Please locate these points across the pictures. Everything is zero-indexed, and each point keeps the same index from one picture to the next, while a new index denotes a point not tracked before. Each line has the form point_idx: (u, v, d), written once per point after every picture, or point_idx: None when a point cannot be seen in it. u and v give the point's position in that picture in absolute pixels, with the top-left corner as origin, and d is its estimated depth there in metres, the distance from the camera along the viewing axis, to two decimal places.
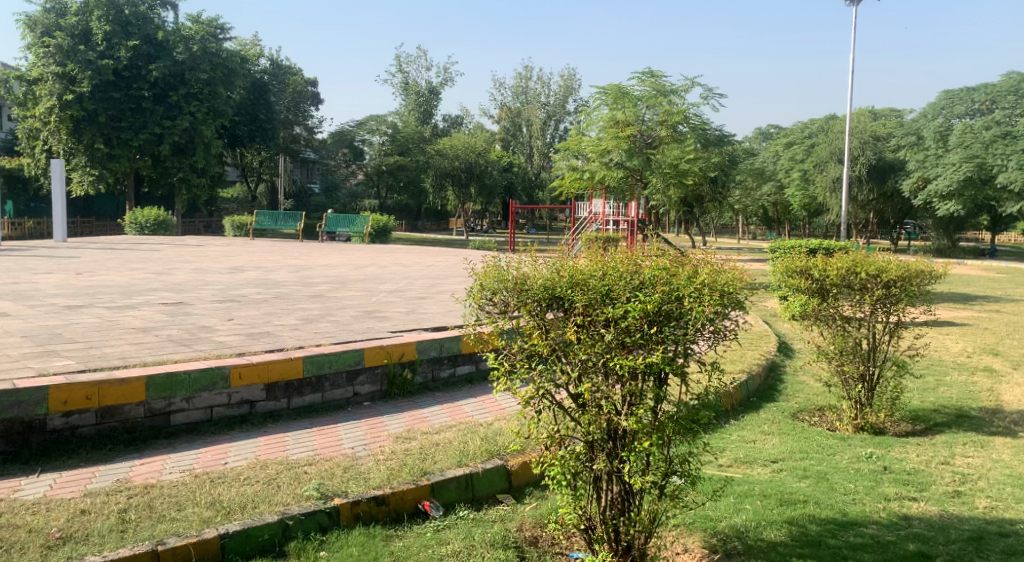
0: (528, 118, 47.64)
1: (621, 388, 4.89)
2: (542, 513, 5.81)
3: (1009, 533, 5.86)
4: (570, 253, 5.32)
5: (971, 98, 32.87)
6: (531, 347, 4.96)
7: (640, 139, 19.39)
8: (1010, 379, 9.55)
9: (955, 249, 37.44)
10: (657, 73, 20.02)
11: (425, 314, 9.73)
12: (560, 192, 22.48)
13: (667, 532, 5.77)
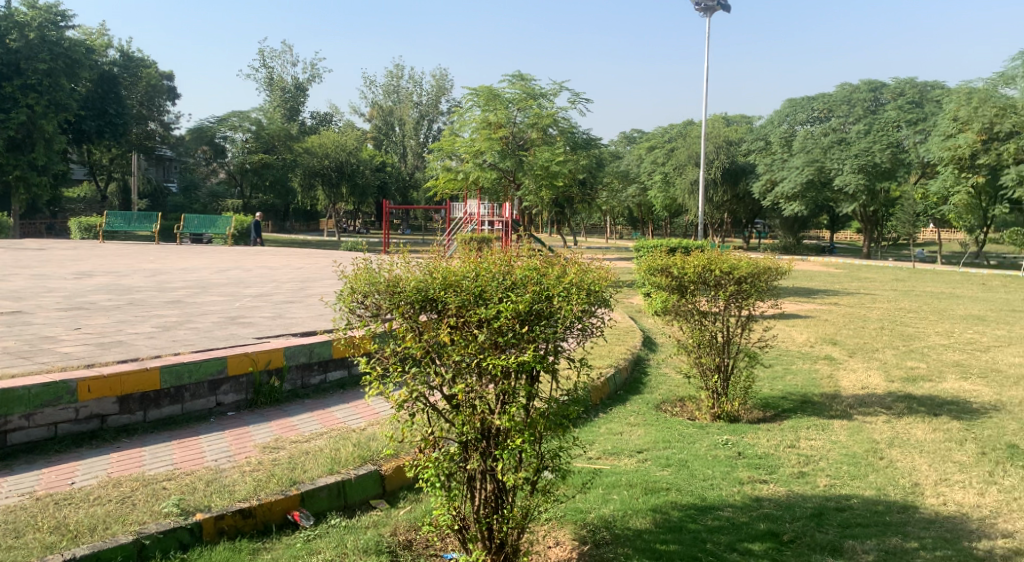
0: (399, 118, 47.57)
1: (494, 388, 5.07)
2: (417, 516, 6.00)
3: (845, 507, 6.43)
4: (444, 253, 5.51)
5: (811, 107, 35.56)
6: (405, 350, 5.10)
7: (512, 141, 19.82)
8: (847, 365, 10.40)
9: (800, 247, 39.79)
10: (526, 76, 20.37)
11: (292, 320, 9.76)
12: (434, 193, 22.45)
13: (540, 527, 6.03)
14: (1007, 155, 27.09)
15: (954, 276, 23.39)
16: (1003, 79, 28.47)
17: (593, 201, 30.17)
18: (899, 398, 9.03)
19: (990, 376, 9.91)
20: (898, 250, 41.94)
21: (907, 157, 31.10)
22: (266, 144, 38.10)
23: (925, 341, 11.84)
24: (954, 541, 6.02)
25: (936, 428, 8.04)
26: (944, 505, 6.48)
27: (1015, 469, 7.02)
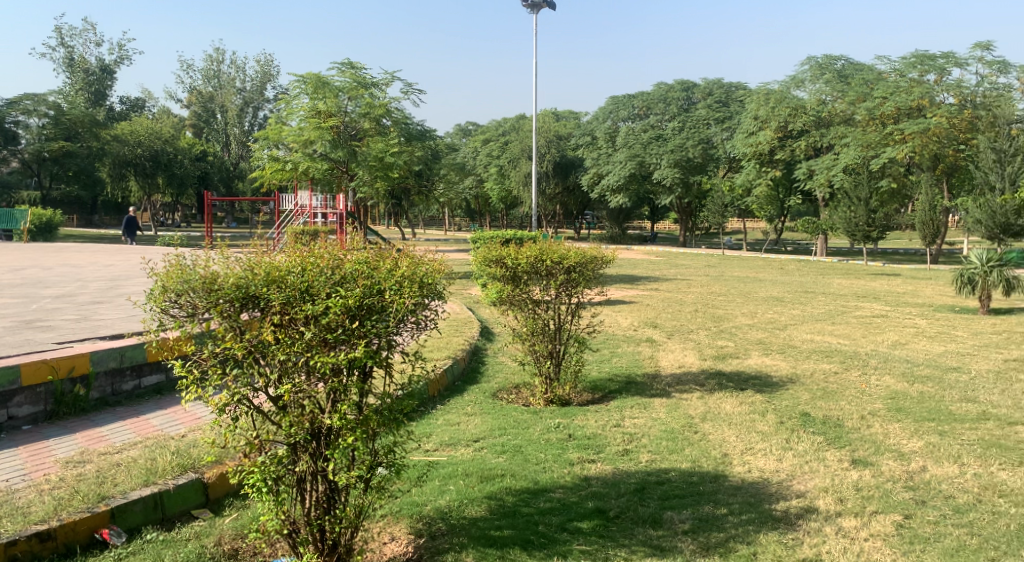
0: (221, 104, 45.29)
1: (324, 386, 4.94)
2: (243, 523, 5.97)
3: (664, 481, 6.88)
4: (267, 249, 5.32)
5: (631, 105, 37.01)
6: (225, 351, 4.92)
7: (344, 131, 19.56)
8: (666, 347, 11.07)
9: (625, 237, 41.49)
10: (356, 65, 20.22)
11: (99, 322, 9.42)
12: (261, 183, 22.01)
13: (375, 524, 6.06)
14: (800, 151, 29.80)
15: (755, 261, 25.17)
16: (796, 81, 30.48)
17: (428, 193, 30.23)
18: (710, 375, 9.75)
19: (788, 351, 10.85)
20: (711, 238, 44.56)
21: (715, 152, 33.64)
22: (66, 130, 34.55)
23: (733, 322, 12.76)
24: (758, 504, 6.54)
25: (742, 401, 8.74)
26: (750, 472, 7.06)
27: (808, 435, 7.75)
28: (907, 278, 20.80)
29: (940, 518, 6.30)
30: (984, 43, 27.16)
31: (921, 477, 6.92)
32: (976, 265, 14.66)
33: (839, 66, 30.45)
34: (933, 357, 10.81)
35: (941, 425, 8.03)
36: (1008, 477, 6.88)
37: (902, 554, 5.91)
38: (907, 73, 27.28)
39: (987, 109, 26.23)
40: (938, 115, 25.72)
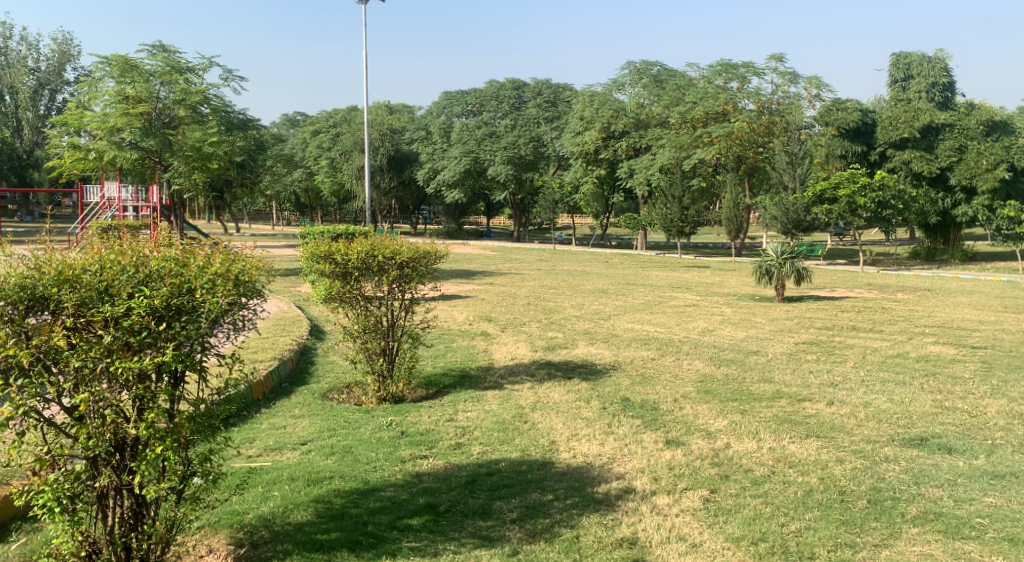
0: (11, 85, 42.89)
1: (128, 394, 4.67)
2: (32, 548, 5.56)
3: (494, 472, 7.05)
4: (59, 246, 4.95)
5: (465, 101, 37.38)
6: (9, 359, 4.53)
7: (156, 118, 18.74)
8: (499, 339, 11.29)
9: (461, 233, 41.56)
10: (167, 48, 19.65)
11: None
12: (61, 173, 20.72)
13: (190, 537, 5.86)
14: (622, 152, 30.98)
15: (582, 255, 25.94)
16: (617, 85, 31.72)
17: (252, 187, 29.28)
18: (540, 365, 10.09)
19: (611, 341, 11.36)
20: (543, 234, 45.68)
21: (545, 151, 34.47)
22: None
23: (562, 314, 13.20)
24: (581, 488, 6.81)
25: (569, 390, 9.09)
26: (574, 458, 7.34)
27: (628, 419, 8.18)
28: (717, 269, 22.07)
29: (741, 490, 6.76)
30: (777, 54, 29.00)
31: (725, 453, 7.44)
32: (772, 257, 15.72)
33: (655, 71, 31.80)
34: (737, 342, 11.58)
35: (743, 404, 8.66)
36: (798, 449, 7.48)
37: (707, 527, 6.27)
38: (714, 80, 28.85)
39: (780, 116, 28.24)
40: (739, 120, 27.49)
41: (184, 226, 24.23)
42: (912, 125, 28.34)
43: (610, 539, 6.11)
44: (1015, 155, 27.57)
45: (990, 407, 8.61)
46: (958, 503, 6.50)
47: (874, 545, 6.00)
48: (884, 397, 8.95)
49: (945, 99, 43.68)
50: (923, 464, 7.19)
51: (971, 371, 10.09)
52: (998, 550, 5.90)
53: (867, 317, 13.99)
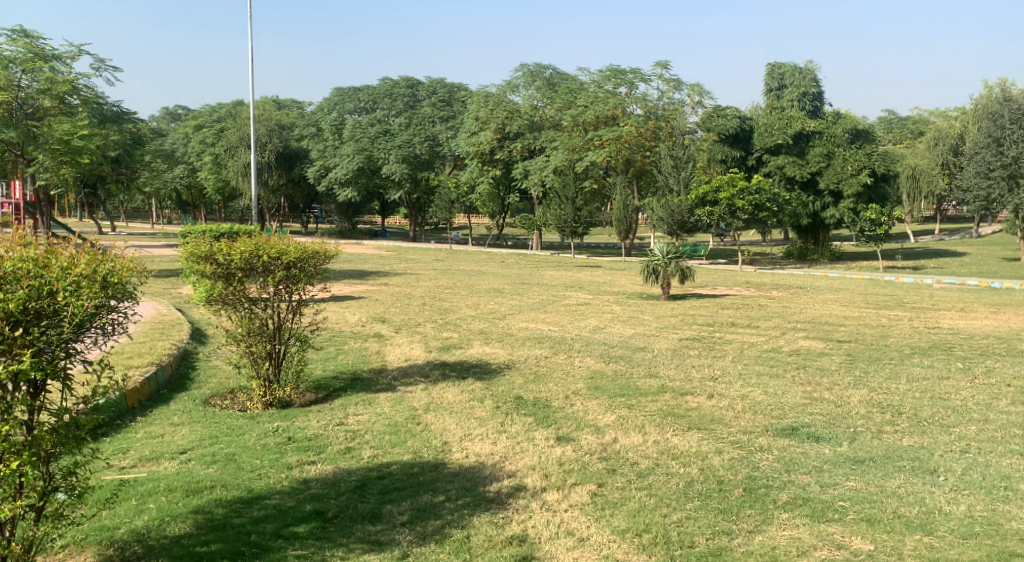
0: None
1: None
2: None
3: (384, 475, 6.91)
4: None
5: (357, 97, 36.82)
6: None
7: (18, 109, 17.80)
8: (393, 341, 11.13)
9: (354, 232, 40.79)
10: (30, 33, 18.82)
11: None
12: None
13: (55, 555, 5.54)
14: (516, 153, 31.11)
15: (478, 255, 25.86)
16: (510, 87, 32.00)
17: (129, 182, 28.03)
18: (434, 365, 10.00)
19: (506, 340, 11.37)
20: (438, 233, 45.57)
21: (440, 150, 34.45)
22: None
23: (457, 314, 13.13)
24: (472, 488, 6.75)
25: (462, 390, 9.03)
26: (466, 458, 7.27)
27: (520, 417, 8.19)
28: (609, 269, 22.38)
29: (627, 483, 6.84)
30: (664, 62, 29.61)
31: (613, 448, 7.51)
32: (658, 257, 16.02)
33: (548, 74, 32.49)
34: (625, 338, 11.75)
35: (630, 399, 8.77)
36: (680, 442, 7.61)
37: (594, 520, 6.31)
38: (603, 85, 29.29)
39: (667, 121, 29.05)
40: (627, 125, 27.99)
41: (53, 223, 23.00)
42: (785, 132, 29.30)
43: (500, 537, 6.08)
44: (877, 162, 28.74)
45: (853, 396, 8.96)
46: (824, 488, 6.72)
47: (749, 531, 6.17)
48: (760, 389, 9.20)
49: (814, 108, 45.80)
50: (793, 452, 7.41)
51: (839, 363, 10.48)
52: (858, 530, 6.15)
53: (746, 313, 14.42)
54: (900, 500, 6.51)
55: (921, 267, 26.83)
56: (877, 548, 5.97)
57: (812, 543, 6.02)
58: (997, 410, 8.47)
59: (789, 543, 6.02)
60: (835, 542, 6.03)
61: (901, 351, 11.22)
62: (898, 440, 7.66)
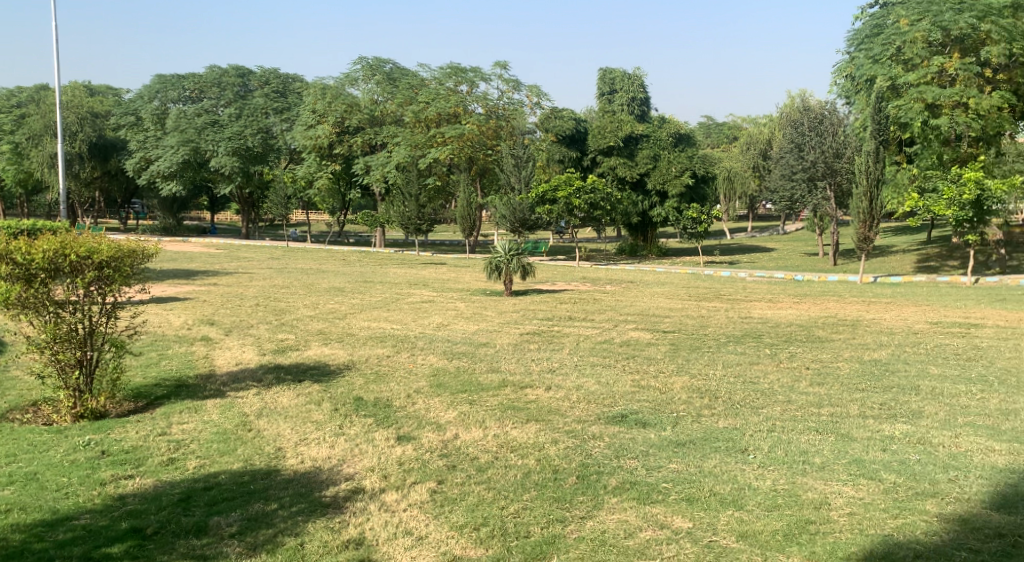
0: None
1: None
2: None
3: (212, 486, 6.48)
4: None
5: (181, 86, 34.83)
6: None
7: None
8: (223, 344, 10.56)
9: (179, 228, 38.96)
10: None
11: None
12: None
13: None
14: (357, 147, 30.52)
15: (317, 253, 25.16)
16: (348, 79, 31.31)
17: None
18: (267, 369, 9.55)
19: (345, 340, 11.03)
20: (273, 230, 44.22)
21: (275, 143, 33.95)
22: None
23: (293, 314, 12.65)
24: (307, 493, 6.44)
25: (298, 393, 8.64)
26: (301, 463, 6.94)
27: (359, 418, 7.91)
28: (452, 266, 22.29)
29: (465, 478, 6.72)
30: (502, 62, 29.72)
31: (454, 444, 7.35)
32: (500, 254, 16.02)
33: (387, 69, 31.97)
34: (467, 335, 11.64)
35: (471, 395, 8.65)
36: (519, 434, 7.55)
37: (433, 518, 6.18)
38: (444, 82, 29.20)
39: (507, 121, 29.31)
40: (469, 122, 28.24)
41: None
42: (616, 135, 30.24)
43: (336, 541, 5.86)
44: (698, 164, 30.26)
45: (676, 383, 9.19)
46: (650, 471, 6.82)
47: (581, 517, 6.19)
48: (593, 380, 9.29)
49: (642, 113, 47.62)
50: (623, 438, 7.49)
51: (664, 352, 10.75)
52: (678, 510, 6.27)
53: (581, 307, 14.66)
54: (715, 479, 6.68)
55: (739, 262, 28.30)
56: (696, 525, 6.09)
57: (638, 524, 6.10)
58: (798, 391, 8.89)
59: (617, 526, 6.08)
60: (658, 522, 6.13)
61: (718, 340, 11.63)
62: (715, 422, 7.88)
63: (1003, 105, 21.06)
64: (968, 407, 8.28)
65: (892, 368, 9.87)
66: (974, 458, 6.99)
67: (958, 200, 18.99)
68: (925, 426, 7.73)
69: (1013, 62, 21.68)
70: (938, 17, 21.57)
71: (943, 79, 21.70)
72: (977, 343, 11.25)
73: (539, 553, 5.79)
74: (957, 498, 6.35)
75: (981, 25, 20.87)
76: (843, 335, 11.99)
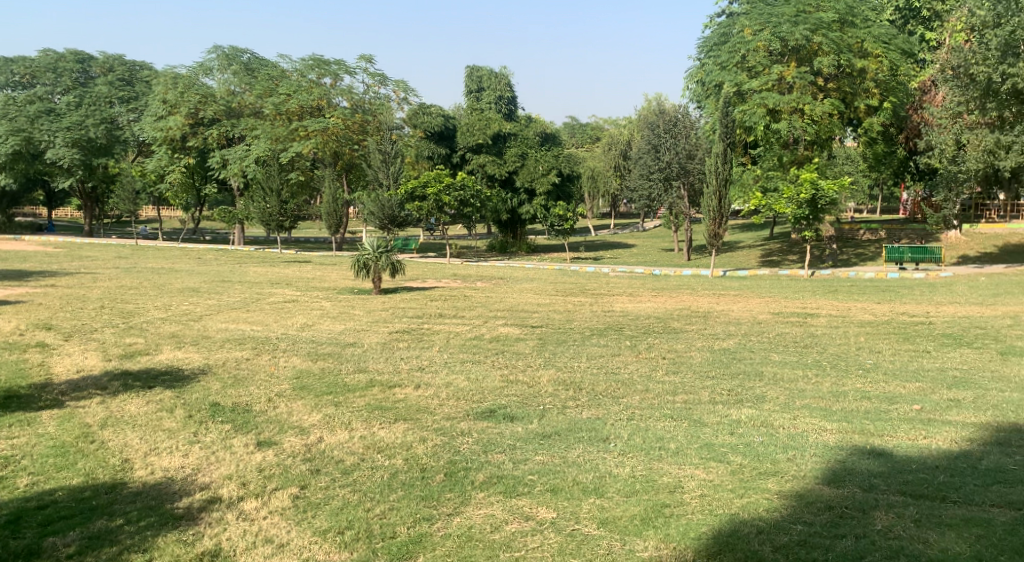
0: None
1: None
2: None
3: (46, 504, 5.98)
4: None
5: (9, 69, 32.74)
6: None
7: None
8: (62, 350, 9.79)
9: (11, 223, 36.51)
10: None
11: None
12: None
13: None
14: (213, 140, 29.33)
15: (171, 251, 23.97)
16: (203, 69, 30.05)
17: None
18: (113, 375, 8.89)
19: (201, 343, 10.44)
20: (121, 226, 42.09)
21: (120, 134, 32.04)
22: None
23: (143, 316, 11.90)
24: (157, 506, 6.04)
25: (148, 400, 8.07)
26: (150, 474, 6.48)
27: (215, 425, 7.44)
28: (317, 264, 21.68)
29: (330, 482, 6.41)
30: (367, 55, 29.12)
31: (318, 447, 7.00)
32: (368, 252, 15.57)
33: (244, 58, 31.15)
34: (333, 335, 11.23)
35: (337, 397, 8.29)
36: (387, 434, 7.26)
37: (295, 524, 5.88)
38: (306, 74, 28.40)
39: (373, 115, 28.77)
40: (333, 116, 27.60)
41: None
42: (485, 132, 30.14)
43: (189, 555, 5.52)
44: (564, 163, 30.64)
45: (542, 376, 9.10)
46: (516, 464, 6.67)
47: (449, 515, 5.99)
48: (462, 376, 9.09)
49: (509, 112, 47.87)
50: (490, 433, 7.31)
51: (532, 347, 10.66)
52: (543, 501, 6.15)
53: (450, 304, 14.45)
54: (579, 468, 6.59)
55: (604, 258, 28.78)
56: (560, 515, 5.99)
57: (504, 517, 5.96)
58: (656, 380, 8.96)
59: (484, 521, 5.93)
60: (524, 514, 6.00)
61: (583, 333, 11.66)
62: (579, 413, 7.81)
63: (833, 111, 22.00)
64: (805, 390, 8.54)
65: (739, 355, 10.11)
66: (810, 437, 7.17)
67: (796, 199, 19.86)
68: (767, 410, 7.90)
69: (840, 72, 22.63)
70: (776, 28, 22.48)
71: (782, 86, 22.87)
72: (814, 331, 11.72)
73: (405, 553, 5.59)
74: (795, 475, 6.47)
75: (813, 38, 21.82)
76: (695, 326, 12.26)
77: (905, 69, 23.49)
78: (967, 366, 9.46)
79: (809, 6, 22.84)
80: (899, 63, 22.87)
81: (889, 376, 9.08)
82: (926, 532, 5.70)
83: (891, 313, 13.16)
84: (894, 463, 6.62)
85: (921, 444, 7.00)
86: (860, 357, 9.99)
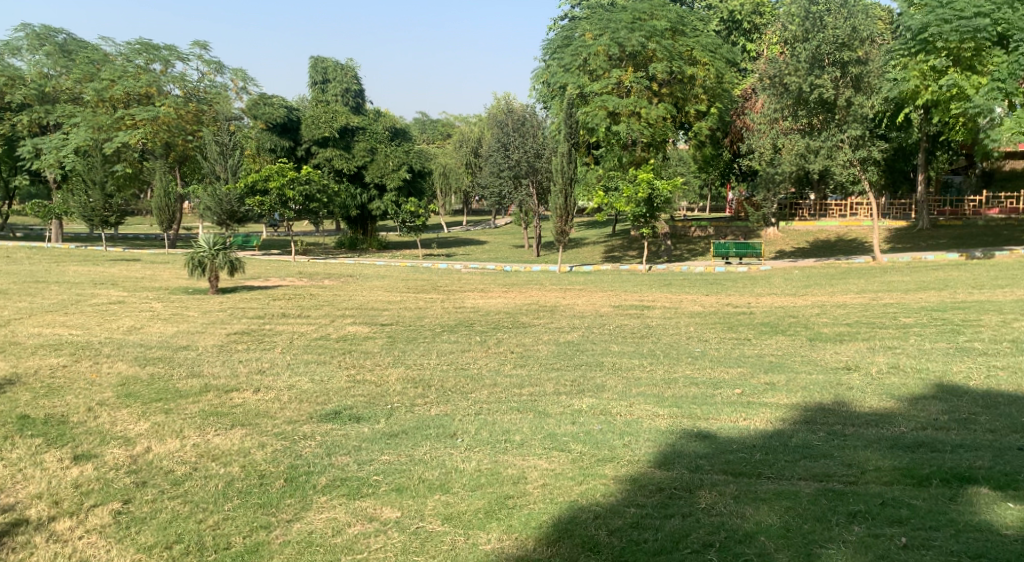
0: None
1: None
2: None
3: None
4: None
5: None
6: None
7: None
8: None
9: None
10: None
11: None
12: None
13: None
14: (24, 127, 27.10)
15: None
16: (9, 48, 27.87)
17: None
18: None
19: (9, 351, 9.47)
20: None
21: None
22: None
23: None
24: None
25: None
26: None
27: (24, 439, 6.70)
28: (148, 262, 20.40)
29: (158, 494, 5.88)
30: (202, 41, 27.80)
31: (145, 458, 6.41)
32: (204, 249, 14.66)
33: (59, 39, 29.00)
34: (164, 338, 10.46)
35: (168, 403, 7.66)
36: (222, 441, 6.74)
37: (115, 543, 5.38)
38: (132, 59, 27.01)
39: (209, 105, 27.71)
40: (164, 105, 26.15)
41: None
42: (331, 126, 29.24)
43: None
44: (413, 159, 30.24)
45: (390, 375, 8.74)
46: (361, 465, 6.30)
47: (288, 521, 5.59)
48: (307, 378, 8.61)
49: (357, 105, 46.94)
50: (335, 435, 6.90)
51: (380, 345, 10.24)
52: (388, 501, 5.82)
53: (295, 303, 13.82)
54: (425, 465, 6.29)
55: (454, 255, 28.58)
56: (404, 514, 5.68)
57: (347, 520, 5.60)
58: (503, 374, 8.78)
59: (325, 525, 5.55)
60: (367, 515, 5.66)
61: (432, 330, 11.37)
62: (426, 411, 7.51)
63: (667, 116, 22.79)
64: (640, 378, 8.56)
65: (581, 348, 10.06)
66: (644, 423, 7.14)
67: (634, 198, 20.25)
68: (606, 398, 7.85)
69: (673, 78, 23.28)
70: (615, 33, 22.78)
71: (621, 90, 23.16)
72: (649, 322, 11.87)
73: None
74: (630, 460, 6.39)
75: (648, 44, 22.45)
76: (541, 320, 12.19)
77: (729, 78, 24.55)
78: (782, 351, 9.77)
79: (644, 14, 23.27)
80: (724, 71, 23.95)
81: (715, 362, 9.25)
82: (743, 507, 5.69)
83: (718, 304, 13.55)
84: (718, 443, 6.67)
85: (741, 425, 7.09)
86: (690, 345, 10.16)
